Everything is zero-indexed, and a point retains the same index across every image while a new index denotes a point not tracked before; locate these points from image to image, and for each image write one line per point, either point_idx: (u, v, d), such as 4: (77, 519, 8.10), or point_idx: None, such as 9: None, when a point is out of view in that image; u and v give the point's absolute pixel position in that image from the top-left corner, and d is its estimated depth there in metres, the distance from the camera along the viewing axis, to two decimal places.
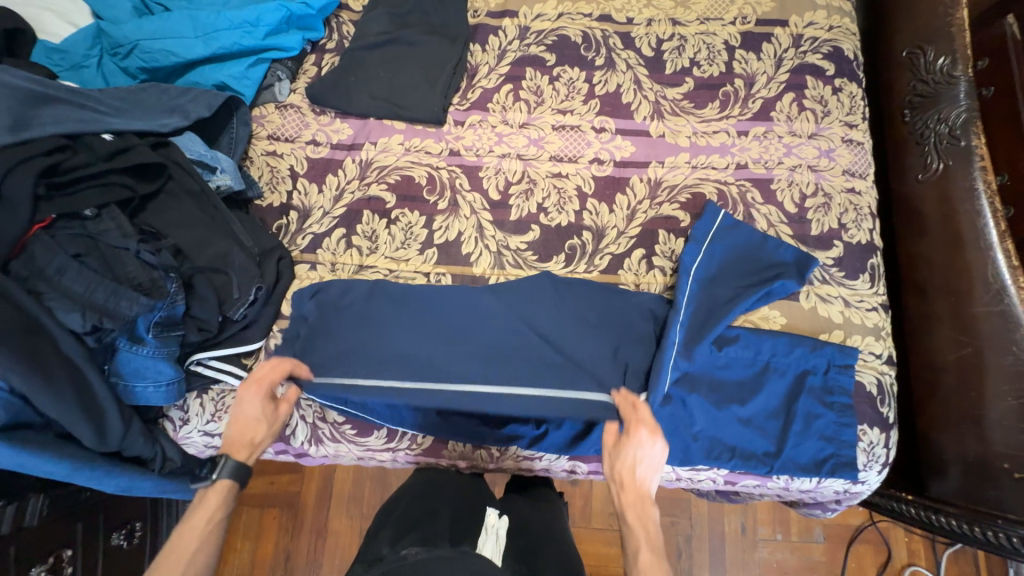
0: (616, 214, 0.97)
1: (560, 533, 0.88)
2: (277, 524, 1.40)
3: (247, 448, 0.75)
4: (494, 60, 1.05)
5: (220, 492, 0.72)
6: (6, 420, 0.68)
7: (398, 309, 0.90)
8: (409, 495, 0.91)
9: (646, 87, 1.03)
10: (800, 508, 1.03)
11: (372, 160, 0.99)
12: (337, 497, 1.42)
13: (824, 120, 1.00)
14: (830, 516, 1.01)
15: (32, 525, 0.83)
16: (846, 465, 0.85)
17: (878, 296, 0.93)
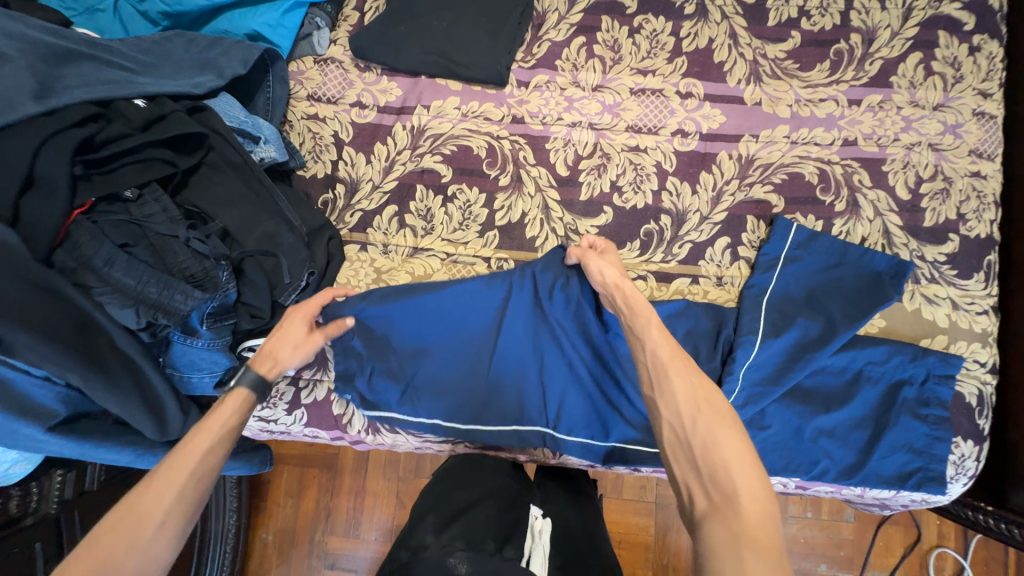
0: (699, 196, 0.86)
1: (603, 535, 0.81)
2: (318, 484, 1.38)
3: (270, 359, 0.69)
4: (565, 6, 0.90)
5: (235, 400, 0.63)
6: (65, 415, 0.65)
7: (450, 316, 0.80)
8: (448, 468, 0.84)
9: (743, 43, 0.88)
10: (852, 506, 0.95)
11: (425, 126, 0.89)
12: (375, 463, 1.39)
13: (953, 88, 0.85)
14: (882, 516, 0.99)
15: (93, 489, 0.82)
16: (932, 478, 0.80)
17: (990, 298, 0.83)
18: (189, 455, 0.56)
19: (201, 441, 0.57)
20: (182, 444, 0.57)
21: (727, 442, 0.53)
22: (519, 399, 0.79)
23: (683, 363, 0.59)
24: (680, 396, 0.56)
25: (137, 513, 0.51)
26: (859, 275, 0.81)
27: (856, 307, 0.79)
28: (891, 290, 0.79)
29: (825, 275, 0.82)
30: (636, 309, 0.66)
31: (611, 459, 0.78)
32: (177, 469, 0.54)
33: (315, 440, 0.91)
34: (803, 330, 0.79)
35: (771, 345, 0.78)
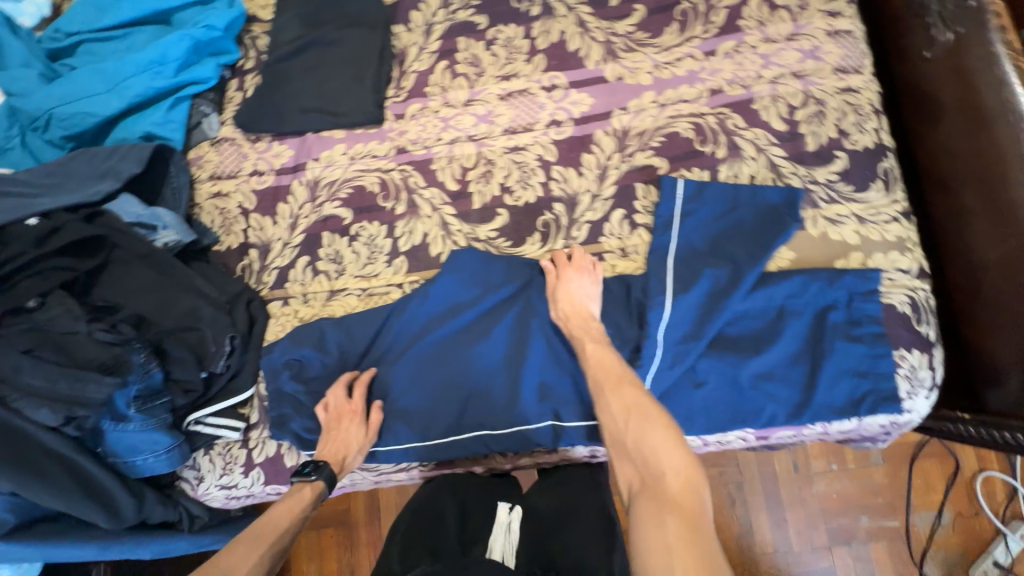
0: (586, 177, 0.88)
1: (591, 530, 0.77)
2: (336, 543, 1.37)
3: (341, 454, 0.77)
4: (422, 38, 0.96)
5: (311, 492, 0.73)
6: (14, 521, 0.69)
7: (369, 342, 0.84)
8: (419, 501, 0.81)
9: (592, 28, 0.92)
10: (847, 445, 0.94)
11: (319, 177, 0.94)
12: (387, 507, 1.38)
13: (801, 17, 0.87)
14: (879, 448, 0.95)
15: None
16: (886, 398, 0.77)
17: (895, 205, 0.82)
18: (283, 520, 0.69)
19: (292, 507, 0.71)
20: (278, 508, 0.70)
21: (655, 437, 0.56)
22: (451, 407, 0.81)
23: (616, 379, 0.66)
24: (612, 405, 0.63)
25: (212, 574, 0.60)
26: (756, 215, 0.82)
27: (754, 246, 0.80)
28: (787, 222, 0.80)
29: (722, 223, 0.82)
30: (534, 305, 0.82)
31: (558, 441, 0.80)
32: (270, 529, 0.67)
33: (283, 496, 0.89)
34: (711, 280, 0.79)
35: (684, 303, 0.78)
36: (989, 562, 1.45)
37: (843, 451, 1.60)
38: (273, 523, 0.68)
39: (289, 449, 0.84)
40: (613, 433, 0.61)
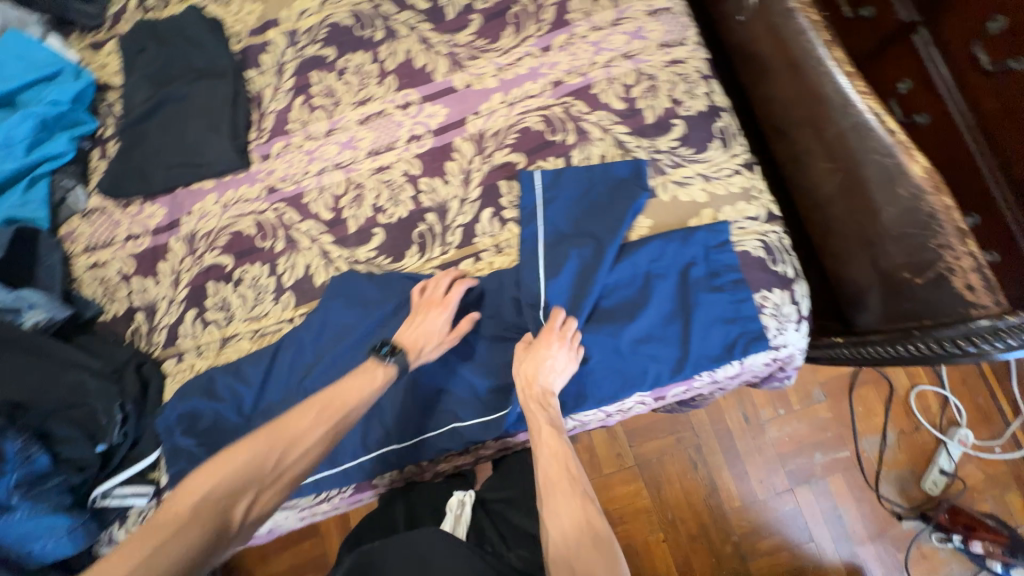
0: (452, 184, 0.92)
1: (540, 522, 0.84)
2: None
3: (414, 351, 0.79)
4: (276, 79, 0.99)
5: (375, 373, 0.77)
6: None
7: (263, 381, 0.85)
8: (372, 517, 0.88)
9: (434, 43, 0.96)
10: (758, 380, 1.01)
11: (196, 230, 0.95)
12: None
13: (620, 3, 0.94)
14: (792, 382, 1.00)
15: None
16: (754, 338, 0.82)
17: (735, 159, 0.88)
18: (302, 425, 0.70)
19: (319, 408, 0.72)
20: (315, 400, 0.73)
21: (605, 573, 0.61)
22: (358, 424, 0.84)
23: (569, 485, 0.69)
24: (561, 514, 0.67)
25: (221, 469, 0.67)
26: (609, 191, 0.86)
27: (613, 219, 0.84)
28: (637, 191, 0.85)
29: (582, 203, 0.87)
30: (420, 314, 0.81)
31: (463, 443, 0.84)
32: (284, 428, 0.69)
33: None
34: (576, 259, 0.83)
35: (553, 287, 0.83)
36: (937, 472, 1.58)
37: (787, 394, 1.67)
38: (306, 423, 0.71)
39: None
40: (556, 547, 0.64)
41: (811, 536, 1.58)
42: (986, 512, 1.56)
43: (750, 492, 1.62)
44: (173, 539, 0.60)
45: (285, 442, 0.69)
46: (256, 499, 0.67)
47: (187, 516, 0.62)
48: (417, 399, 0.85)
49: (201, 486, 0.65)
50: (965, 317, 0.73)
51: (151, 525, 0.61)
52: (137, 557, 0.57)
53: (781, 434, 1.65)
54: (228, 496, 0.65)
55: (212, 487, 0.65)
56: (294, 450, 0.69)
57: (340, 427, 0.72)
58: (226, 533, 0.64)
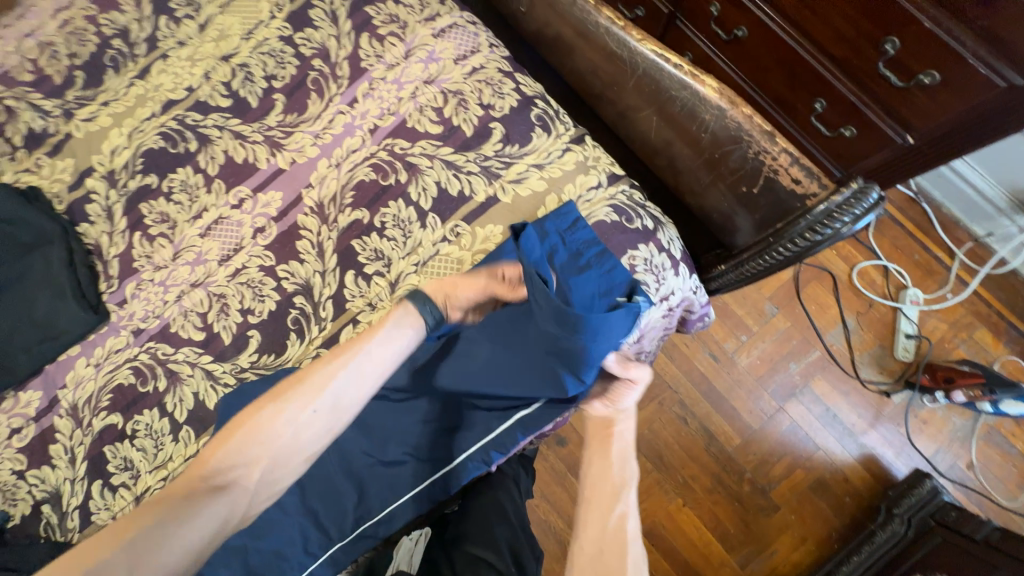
0: (308, 261, 0.91)
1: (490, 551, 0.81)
2: None
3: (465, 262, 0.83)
4: (109, 224, 0.96)
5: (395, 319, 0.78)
6: None
7: None
8: None
9: (248, 134, 0.96)
10: (681, 330, 1.03)
11: (77, 400, 0.91)
12: None
13: (406, 34, 0.96)
14: (713, 316, 1.02)
15: None
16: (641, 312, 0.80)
17: (560, 139, 0.90)
18: (269, 399, 0.71)
19: (285, 386, 0.72)
20: (298, 372, 0.73)
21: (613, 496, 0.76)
22: (295, 535, 0.80)
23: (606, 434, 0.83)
24: (595, 455, 0.82)
25: (205, 455, 0.68)
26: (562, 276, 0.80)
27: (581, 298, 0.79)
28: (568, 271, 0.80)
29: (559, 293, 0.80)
30: (355, 347, 0.75)
31: (414, 507, 0.83)
32: (254, 406, 0.70)
33: None
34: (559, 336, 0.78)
35: (477, 381, 0.83)
36: (904, 339, 1.62)
37: (743, 321, 1.68)
38: (328, 373, 0.72)
39: None
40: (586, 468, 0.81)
41: (817, 445, 1.57)
42: (960, 357, 1.59)
43: (746, 425, 1.60)
44: (185, 513, 0.65)
45: (312, 393, 0.71)
46: (263, 467, 0.69)
47: (203, 486, 0.66)
48: (346, 485, 0.82)
49: (241, 444, 0.68)
50: (804, 209, 0.75)
51: (181, 482, 0.67)
52: (144, 526, 0.62)
53: (752, 360, 1.65)
54: (237, 466, 0.68)
55: (232, 449, 0.68)
56: (313, 401, 0.71)
57: (350, 376, 0.73)
58: (231, 502, 0.68)
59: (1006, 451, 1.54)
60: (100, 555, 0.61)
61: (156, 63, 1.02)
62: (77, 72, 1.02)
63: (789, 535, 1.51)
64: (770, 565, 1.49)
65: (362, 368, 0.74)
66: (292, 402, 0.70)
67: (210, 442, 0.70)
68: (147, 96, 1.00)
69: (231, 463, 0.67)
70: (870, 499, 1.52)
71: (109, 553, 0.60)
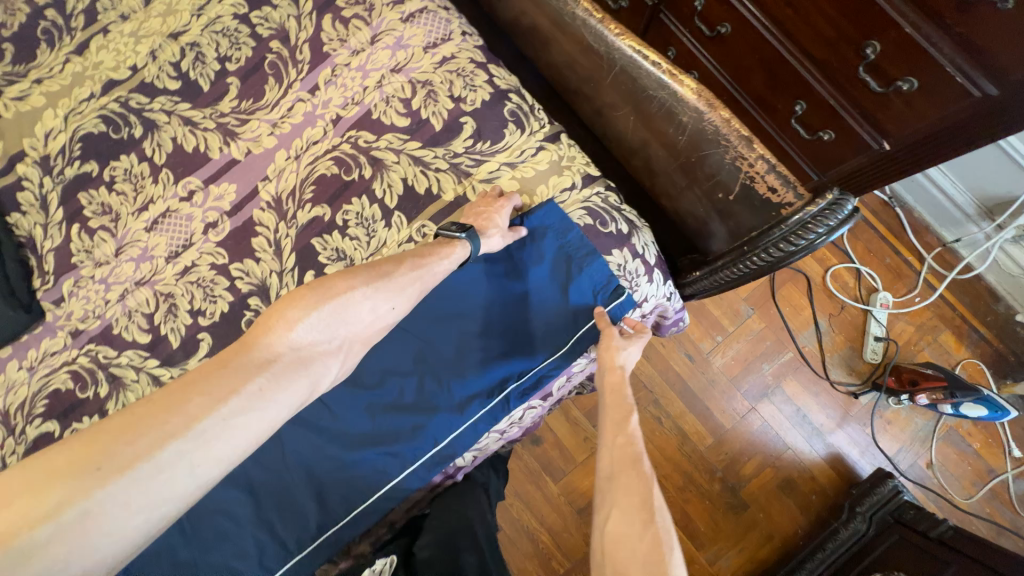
0: (265, 259, 0.85)
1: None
2: None
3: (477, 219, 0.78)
4: (43, 214, 0.89)
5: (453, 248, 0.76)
6: None
7: None
8: None
9: (199, 120, 0.89)
10: (657, 335, 1.01)
11: (7, 406, 0.84)
12: None
13: (373, 18, 0.89)
14: (687, 322, 1.00)
15: None
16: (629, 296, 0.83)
17: (534, 136, 0.86)
18: (322, 296, 0.65)
19: (337, 287, 0.66)
20: (344, 274, 0.68)
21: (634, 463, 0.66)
22: (247, 550, 0.76)
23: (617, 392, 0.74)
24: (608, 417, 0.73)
25: (246, 345, 0.61)
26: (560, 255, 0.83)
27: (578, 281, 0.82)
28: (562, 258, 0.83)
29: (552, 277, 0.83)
30: (426, 258, 0.74)
31: (376, 516, 0.80)
32: (299, 301, 0.64)
33: None
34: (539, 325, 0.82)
35: (447, 370, 0.81)
36: (872, 341, 1.65)
37: (719, 321, 1.68)
38: (396, 269, 0.71)
39: None
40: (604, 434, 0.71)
41: (786, 443, 1.60)
42: (925, 359, 1.63)
43: (719, 425, 1.62)
44: (276, 380, 0.59)
45: (393, 291, 0.70)
46: (344, 350, 0.67)
47: (286, 361, 0.61)
48: (304, 497, 0.78)
49: (326, 321, 0.64)
50: (779, 217, 0.73)
51: (235, 359, 0.59)
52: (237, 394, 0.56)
53: (726, 360, 1.66)
54: (319, 341, 0.64)
55: (316, 325, 0.63)
56: (384, 295, 0.69)
57: (423, 286, 0.73)
58: (319, 368, 0.64)
59: (963, 450, 1.60)
60: (177, 411, 0.53)
61: (96, 38, 0.93)
62: (5, 45, 0.93)
63: (756, 531, 1.54)
64: (738, 562, 1.52)
65: (427, 282, 0.74)
66: (354, 301, 0.66)
67: (279, 311, 0.63)
68: (86, 74, 0.91)
69: (282, 361, 0.61)
70: (836, 496, 1.56)
71: (177, 411, 0.54)
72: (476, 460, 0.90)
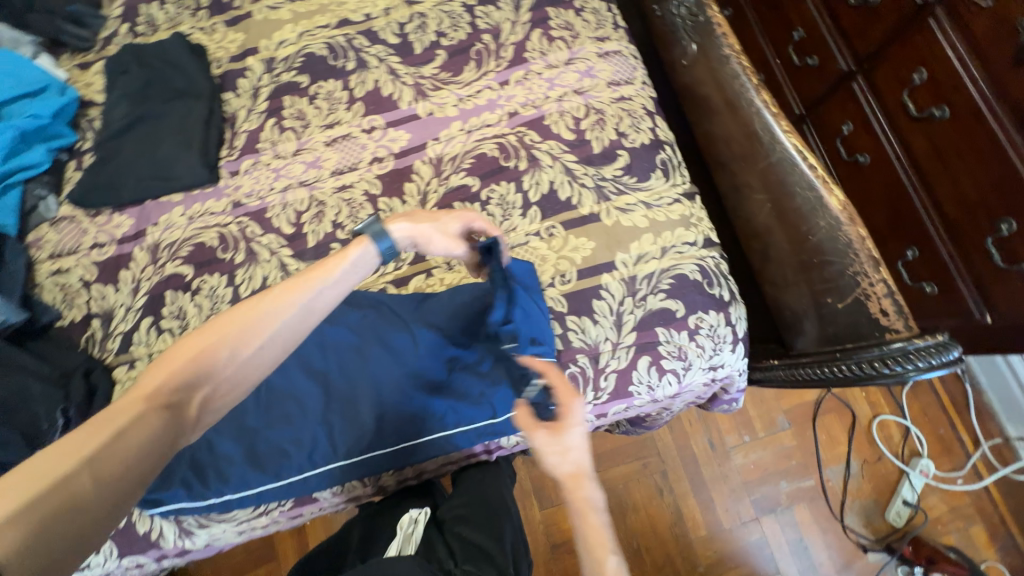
0: (409, 203, 0.96)
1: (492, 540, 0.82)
2: None
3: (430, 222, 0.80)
4: (251, 102, 1.04)
5: (360, 247, 0.73)
6: None
7: None
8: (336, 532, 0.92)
9: (402, 74, 1.03)
10: (710, 407, 1.06)
11: (160, 240, 0.98)
12: None
13: (574, 44, 1.02)
14: (740, 404, 1.04)
15: None
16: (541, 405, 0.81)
17: (675, 188, 0.94)
18: (198, 344, 0.62)
19: (214, 333, 0.63)
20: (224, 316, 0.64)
21: None
22: (303, 438, 0.84)
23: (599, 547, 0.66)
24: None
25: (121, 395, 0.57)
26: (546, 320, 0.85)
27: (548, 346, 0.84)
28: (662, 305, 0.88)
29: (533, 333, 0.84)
30: (314, 274, 0.69)
31: (418, 459, 0.87)
32: (188, 346, 0.61)
33: (145, 568, 0.89)
34: (621, 356, 0.86)
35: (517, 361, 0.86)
36: (900, 503, 1.59)
37: (752, 422, 1.68)
38: (265, 315, 0.65)
39: (139, 515, 0.84)
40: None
41: (777, 567, 1.55)
42: (949, 544, 1.56)
43: (716, 521, 1.59)
44: (134, 430, 0.55)
45: (263, 326, 0.65)
46: (211, 393, 0.62)
47: (150, 409, 0.57)
48: (365, 414, 0.85)
49: (199, 364, 0.61)
50: (881, 339, 0.78)
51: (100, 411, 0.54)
52: (93, 447, 0.51)
53: (745, 461, 1.65)
54: (198, 382, 0.61)
55: (187, 370, 0.60)
56: (251, 343, 0.64)
57: (323, 301, 0.69)
58: (180, 421, 0.59)
59: None
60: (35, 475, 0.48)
61: None
62: None
63: None
64: None
65: (309, 303, 0.68)
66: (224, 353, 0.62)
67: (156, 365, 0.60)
68: (329, 8, 1.09)
69: (154, 407, 0.57)
70: None
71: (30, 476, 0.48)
72: (514, 446, 0.95)
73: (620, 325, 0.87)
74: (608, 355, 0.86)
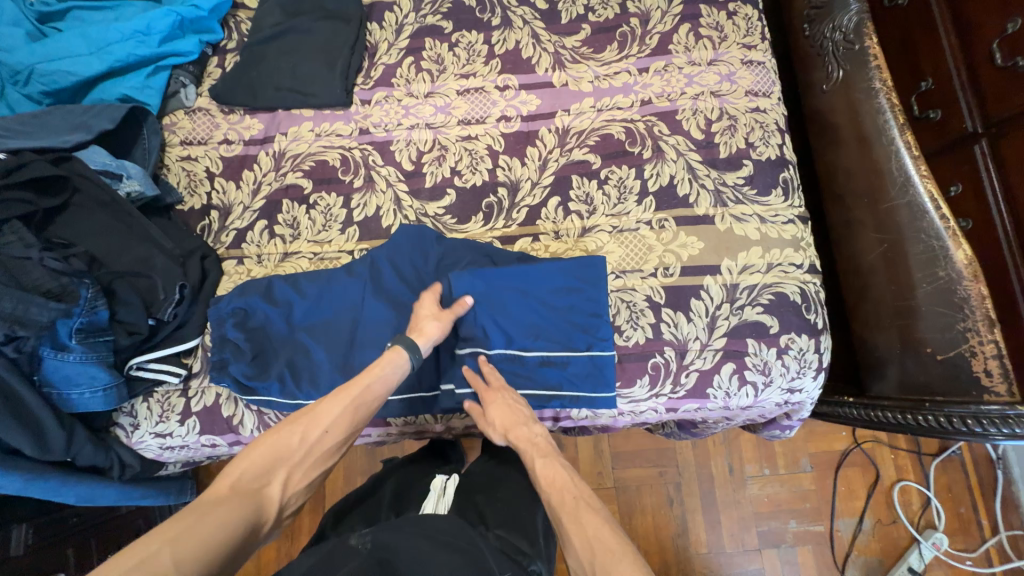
0: (528, 166, 0.98)
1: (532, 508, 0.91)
2: (277, 531, 1.39)
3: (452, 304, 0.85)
4: (393, 36, 1.07)
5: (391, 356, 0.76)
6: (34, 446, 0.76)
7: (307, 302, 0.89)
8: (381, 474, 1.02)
9: (544, 40, 1.04)
10: (763, 429, 1.08)
11: (285, 149, 1.01)
12: (333, 493, 1.40)
13: (721, 46, 1.02)
14: (791, 433, 1.06)
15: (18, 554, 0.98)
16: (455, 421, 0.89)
17: (792, 209, 0.94)
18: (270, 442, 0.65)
19: (287, 433, 0.66)
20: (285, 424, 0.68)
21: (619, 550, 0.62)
22: None
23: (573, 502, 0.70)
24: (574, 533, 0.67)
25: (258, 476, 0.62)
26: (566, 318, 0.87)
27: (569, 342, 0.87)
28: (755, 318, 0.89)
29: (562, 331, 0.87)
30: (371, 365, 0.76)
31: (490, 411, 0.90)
32: (271, 443, 0.65)
33: (216, 450, 0.94)
34: (708, 356, 0.88)
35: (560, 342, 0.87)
36: (904, 568, 1.59)
37: (775, 457, 1.69)
38: (332, 411, 0.70)
39: (226, 399, 0.89)
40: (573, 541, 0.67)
41: None
42: None
43: (718, 543, 1.62)
44: (227, 506, 0.56)
45: (313, 419, 0.68)
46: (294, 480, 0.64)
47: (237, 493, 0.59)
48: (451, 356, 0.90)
49: (260, 460, 0.63)
50: (976, 399, 0.81)
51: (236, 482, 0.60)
52: (191, 518, 0.53)
53: (760, 493, 1.66)
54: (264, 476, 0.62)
55: (258, 463, 0.63)
56: (316, 432, 0.68)
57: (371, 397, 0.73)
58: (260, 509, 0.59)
59: None
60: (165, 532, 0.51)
61: None
62: None
63: None
64: None
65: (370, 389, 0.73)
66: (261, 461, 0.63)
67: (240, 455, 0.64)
68: None
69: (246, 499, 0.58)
70: None
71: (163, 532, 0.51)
72: (580, 420, 0.96)
73: (714, 328, 0.89)
74: (696, 355, 0.88)
